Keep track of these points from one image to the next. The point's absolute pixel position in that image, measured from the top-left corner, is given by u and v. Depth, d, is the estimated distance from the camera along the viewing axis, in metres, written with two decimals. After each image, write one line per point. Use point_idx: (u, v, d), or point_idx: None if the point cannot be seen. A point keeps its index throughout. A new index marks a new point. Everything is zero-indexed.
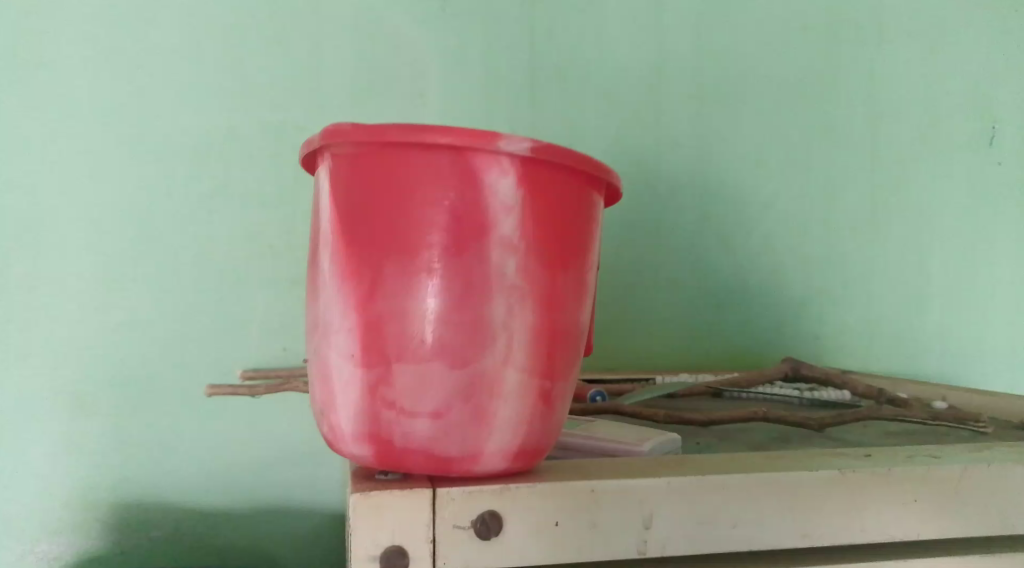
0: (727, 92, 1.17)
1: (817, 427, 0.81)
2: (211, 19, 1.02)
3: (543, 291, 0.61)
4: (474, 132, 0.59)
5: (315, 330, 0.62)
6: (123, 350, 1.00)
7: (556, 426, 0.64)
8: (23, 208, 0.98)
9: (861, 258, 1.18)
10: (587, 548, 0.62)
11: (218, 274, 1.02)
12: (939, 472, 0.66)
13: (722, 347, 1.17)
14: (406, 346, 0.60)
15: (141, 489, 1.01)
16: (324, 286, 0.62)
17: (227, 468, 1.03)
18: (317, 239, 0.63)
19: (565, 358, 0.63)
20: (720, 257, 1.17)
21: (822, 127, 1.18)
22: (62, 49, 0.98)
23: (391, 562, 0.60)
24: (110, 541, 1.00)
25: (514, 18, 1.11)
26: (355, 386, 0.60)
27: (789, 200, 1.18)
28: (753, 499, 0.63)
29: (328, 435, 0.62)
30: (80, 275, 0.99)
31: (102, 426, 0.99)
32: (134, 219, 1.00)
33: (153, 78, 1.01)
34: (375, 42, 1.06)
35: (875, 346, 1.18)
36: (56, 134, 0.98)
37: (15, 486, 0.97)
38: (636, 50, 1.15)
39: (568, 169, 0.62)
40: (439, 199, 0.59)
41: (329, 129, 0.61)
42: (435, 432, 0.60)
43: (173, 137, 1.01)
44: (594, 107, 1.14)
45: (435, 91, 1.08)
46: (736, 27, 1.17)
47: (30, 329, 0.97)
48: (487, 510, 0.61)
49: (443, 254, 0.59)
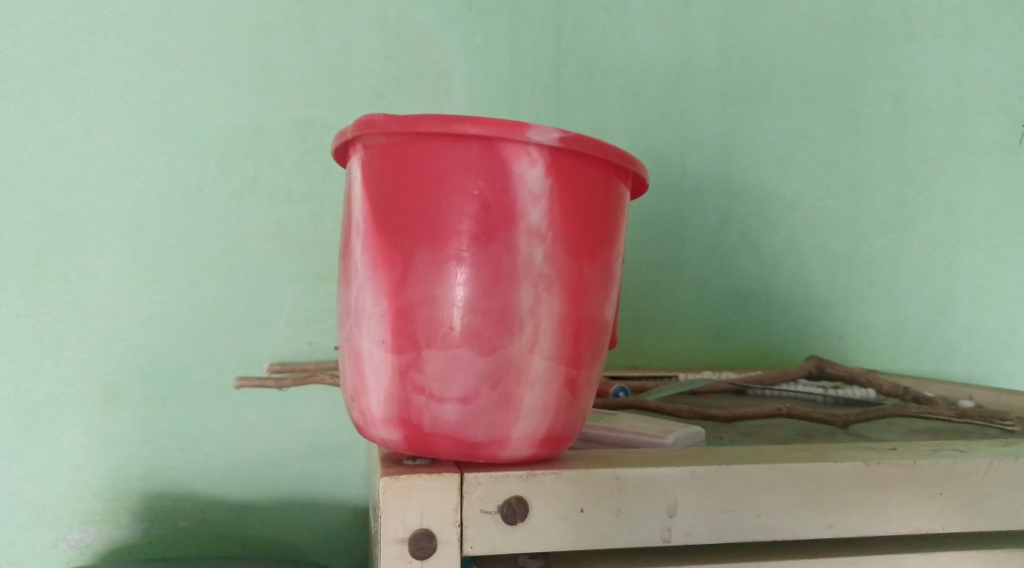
0: (753, 90, 1.17)
1: (840, 424, 0.81)
2: (241, 17, 1.04)
3: (570, 279, 0.62)
4: (504, 122, 0.60)
5: (347, 317, 0.64)
6: (154, 342, 1.02)
7: (582, 413, 0.64)
8: (58, 203, 1.00)
9: (886, 258, 1.18)
10: (612, 535, 0.62)
11: (247, 268, 1.04)
12: (966, 466, 0.66)
13: (746, 346, 1.17)
14: (436, 332, 0.61)
15: (170, 479, 1.02)
16: (356, 274, 0.63)
17: (253, 460, 1.04)
18: (349, 228, 0.64)
19: (592, 347, 0.63)
20: (745, 255, 1.17)
21: (849, 126, 1.18)
22: (98, 47, 1.01)
23: (419, 545, 0.61)
24: (139, 530, 1.01)
25: (539, 17, 1.12)
26: (386, 371, 0.61)
27: (814, 198, 1.18)
28: (777, 489, 0.64)
29: (360, 420, 0.63)
30: (113, 268, 1.01)
31: (133, 416, 1.01)
32: (165, 213, 1.02)
33: (185, 76, 1.03)
34: (401, 40, 1.08)
35: (900, 347, 1.18)
36: (90, 131, 1.00)
37: (48, 475, 0.99)
38: (661, 48, 1.15)
39: (596, 160, 0.63)
40: (468, 188, 0.60)
41: (361, 120, 0.62)
42: (463, 416, 0.61)
43: (205, 134, 1.03)
44: (618, 105, 1.14)
45: (461, 88, 1.09)
46: (762, 26, 1.17)
47: (65, 321, 0.99)
48: (513, 495, 0.61)
49: (471, 242, 0.60)
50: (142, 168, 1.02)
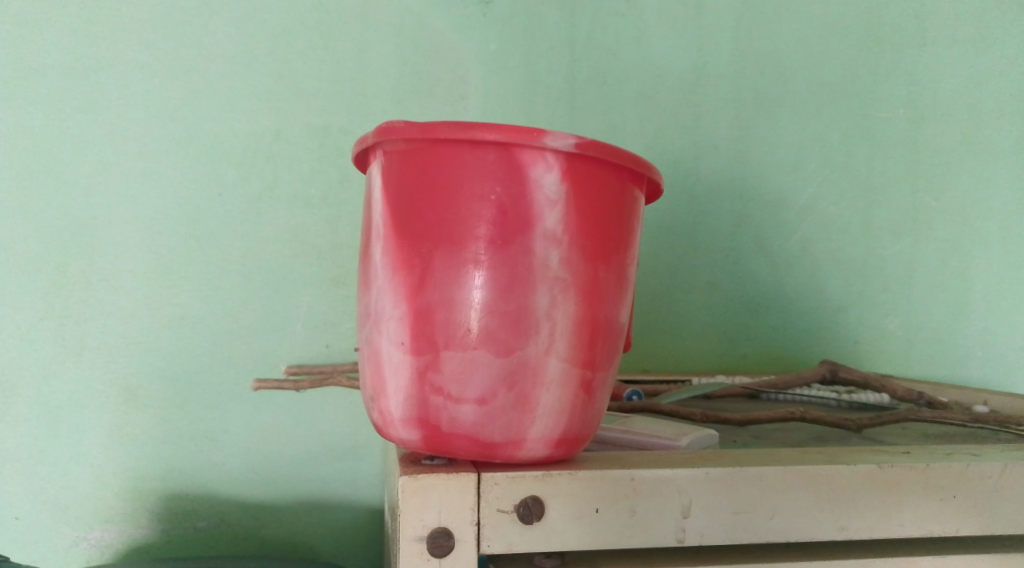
0: (766, 95, 1.18)
1: (854, 427, 0.82)
2: (260, 25, 1.06)
3: (585, 282, 0.63)
4: (521, 129, 0.61)
5: (366, 320, 0.65)
6: (174, 345, 1.03)
7: (596, 415, 0.65)
8: (80, 208, 1.01)
9: (901, 263, 1.18)
10: (627, 536, 0.63)
11: (265, 272, 1.05)
12: (979, 469, 0.66)
13: (760, 350, 1.17)
14: (454, 334, 0.62)
15: (188, 480, 1.03)
16: (375, 277, 0.64)
17: (271, 461, 1.05)
18: (369, 232, 0.65)
19: (606, 349, 0.64)
20: (758, 260, 1.17)
21: (862, 132, 1.19)
22: (120, 54, 1.02)
23: (437, 543, 0.62)
24: (158, 530, 1.03)
25: (555, 23, 1.13)
26: (405, 372, 0.62)
27: (828, 203, 1.18)
28: (791, 492, 0.64)
29: (379, 421, 0.64)
30: (134, 272, 1.02)
31: (153, 418, 1.03)
32: (185, 218, 1.04)
33: (205, 83, 1.04)
34: (418, 46, 1.09)
35: (914, 352, 1.18)
36: (112, 137, 1.02)
37: (70, 475, 1.01)
38: (674, 54, 1.16)
39: (611, 166, 0.63)
40: (486, 193, 0.61)
41: (381, 126, 0.64)
42: (480, 417, 0.62)
43: (225, 139, 1.05)
44: (632, 111, 1.15)
45: (476, 95, 1.11)
46: (775, 32, 1.18)
47: (87, 323, 1.01)
48: (530, 495, 0.62)
49: (488, 246, 0.61)
50: (162, 173, 1.03)
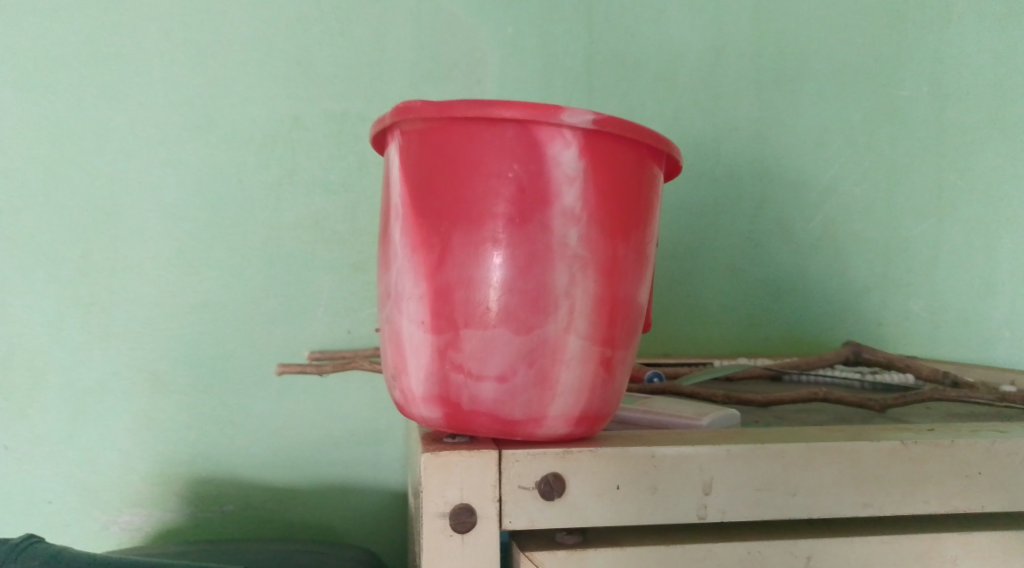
0: (785, 76, 1.17)
1: (878, 408, 0.81)
2: (278, 12, 1.06)
3: (604, 259, 0.63)
4: (539, 105, 0.61)
5: (386, 299, 0.65)
6: (197, 331, 1.04)
7: (617, 393, 0.65)
8: (105, 195, 1.02)
9: (924, 244, 1.15)
10: (648, 512, 0.63)
11: (285, 259, 1.06)
12: (1005, 446, 0.65)
13: (780, 333, 1.17)
14: (474, 312, 0.62)
15: (215, 464, 1.05)
16: (395, 257, 0.64)
17: (296, 445, 1.06)
18: (388, 212, 0.65)
19: (626, 327, 0.64)
20: (779, 243, 1.17)
21: (884, 111, 1.16)
22: (141, 43, 1.03)
23: (459, 519, 0.62)
24: (186, 513, 1.04)
25: (572, 5, 1.13)
26: (426, 350, 0.63)
27: (850, 184, 1.17)
28: (812, 468, 0.64)
29: (400, 399, 0.65)
30: (157, 259, 1.03)
31: (177, 402, 1.04)
32: (206, 204, 1.04)
33: (225, 70, 1.05)
34: (435, 31, 1.09)
35: (940, 334, 1.15)
36: (133, 125, 1.03)
37: (98, 459, 1.02)
38: (693, 35, 1.16)
39: (629, 142, 0.63)
40: (504, 171, 0.61)
41: (399, 106, 0.64)
42: (500, 394, 0.62)
43: (245, 126, 1.05)
44: (650, 93, 1.15)
45: (494, 78, 1.11)
46: (794, 12, 1.17)
47: (112, 310, 1.02)
48: (551, 472, 0.62)
49: (507, 224, 0.61)
50: (184, 160, 1.04)
